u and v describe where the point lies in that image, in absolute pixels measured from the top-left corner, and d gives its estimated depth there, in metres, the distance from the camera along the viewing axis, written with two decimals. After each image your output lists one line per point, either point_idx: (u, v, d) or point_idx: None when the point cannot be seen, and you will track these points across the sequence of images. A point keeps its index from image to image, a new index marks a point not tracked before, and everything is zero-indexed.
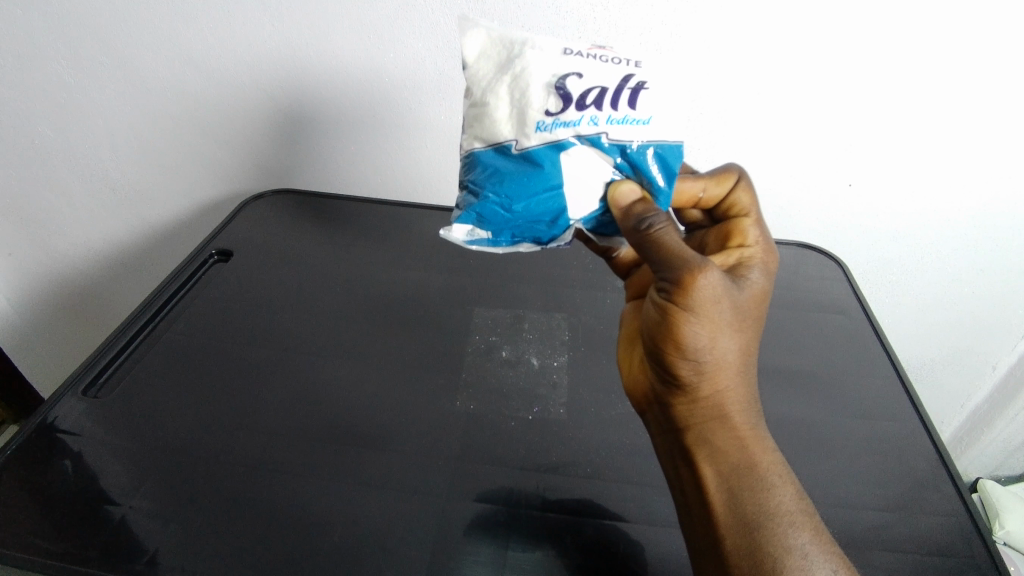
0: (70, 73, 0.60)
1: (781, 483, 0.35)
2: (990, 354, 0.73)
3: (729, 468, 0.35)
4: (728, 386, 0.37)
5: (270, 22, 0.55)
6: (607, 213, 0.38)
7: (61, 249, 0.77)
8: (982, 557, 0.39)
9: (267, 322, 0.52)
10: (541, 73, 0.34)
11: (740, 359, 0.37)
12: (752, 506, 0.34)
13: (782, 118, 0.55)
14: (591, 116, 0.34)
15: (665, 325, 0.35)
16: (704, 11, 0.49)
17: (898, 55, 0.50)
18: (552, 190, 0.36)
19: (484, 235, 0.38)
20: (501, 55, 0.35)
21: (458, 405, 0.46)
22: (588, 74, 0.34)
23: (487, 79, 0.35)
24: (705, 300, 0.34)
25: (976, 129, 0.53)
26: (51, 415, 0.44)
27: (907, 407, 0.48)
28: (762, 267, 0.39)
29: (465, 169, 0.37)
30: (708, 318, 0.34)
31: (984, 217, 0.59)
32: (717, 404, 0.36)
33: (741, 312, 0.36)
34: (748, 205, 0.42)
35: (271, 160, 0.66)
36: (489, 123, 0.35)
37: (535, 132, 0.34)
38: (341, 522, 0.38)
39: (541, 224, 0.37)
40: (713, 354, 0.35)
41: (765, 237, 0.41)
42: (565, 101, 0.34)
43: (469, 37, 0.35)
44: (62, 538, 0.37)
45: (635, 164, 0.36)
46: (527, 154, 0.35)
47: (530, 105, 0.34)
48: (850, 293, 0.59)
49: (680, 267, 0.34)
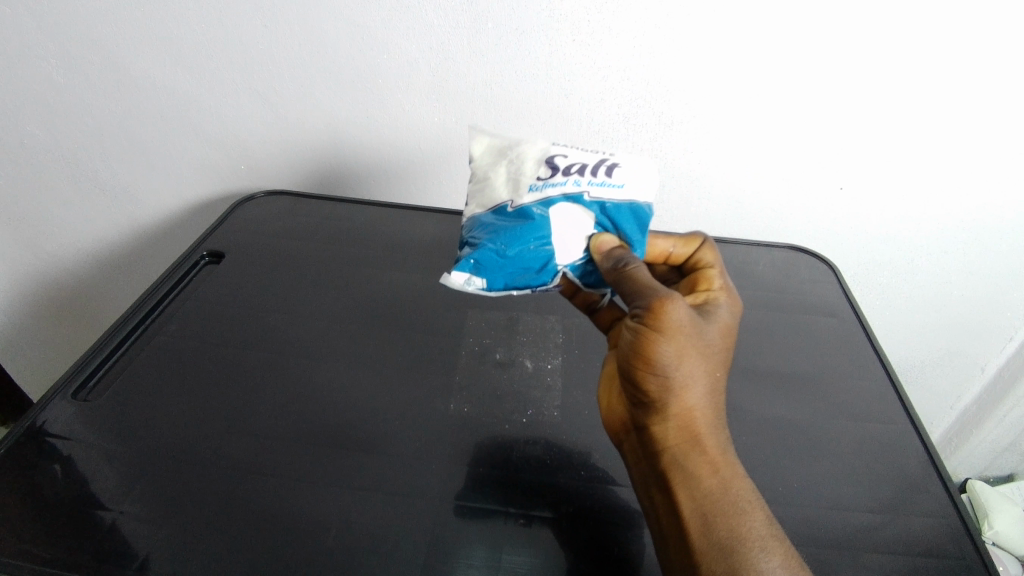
0: (59, 72, 0.60)
1: (751, 508, 0.35)
2: (979, 357, 0.74)
3: (703, 494, 0.35)
4: (701, 412, 0.37)
5: (262, 23, 0.55)
6: (590, 263, 0.42)
7: (50, 250, 0.76)
8: (972, 559, 0.39)
9: (260, 324, 0.52)
10: (533, 154, 0.41)
11: (711, 388, 0.38)
12: (725, 532, 0.34)
13: (774, 122, 0.56)
14: (574, 180, 0.39)
15: (638, 348, 0.37)
16: (696, 15, 0.50)
17: (886, 62, 0.50)
18: (542, 240, 0.39)
19: (480, 282, 0.40)
20: (501, 144, 0.43)
21: (452, 408, 0.45)
22: (572, 154, 0.40)
23: (490, 163, 0.43)
24: (674, 326, 0.37)
25: (963, 135, 0.54)
26: (41, 419, 0.43)
27: (898, 410, 0.48)
28: (728, 304, 0.42)
29: (467, 231, 0.42)
30: (677, 342, 0.37)
31: (972, 222, 0.60)
32: (690, 427, 0.37)
33: (710, 344, 0.39)
34: (712, 260, 0.45)
35: (263, 161, 0.66)
36: (490, 191, 0.42)
37: (527, 192, 0.40)
38: (334, 526, 0.38)
39: (531, 271, 0.40)
40: (685, 379, 0.37)
41: (729, 285, 0.44)
42: (552, 170, 0.40)
43: (475, 139, 0.44)
44: (52, 543, 0.36)
45: (614, 219, 0.40)
46: (520, 210, 0.40)
47: (523, 174, 0.41)
48: (841, 296, 0.59)
49: (650, 295, 0.37)
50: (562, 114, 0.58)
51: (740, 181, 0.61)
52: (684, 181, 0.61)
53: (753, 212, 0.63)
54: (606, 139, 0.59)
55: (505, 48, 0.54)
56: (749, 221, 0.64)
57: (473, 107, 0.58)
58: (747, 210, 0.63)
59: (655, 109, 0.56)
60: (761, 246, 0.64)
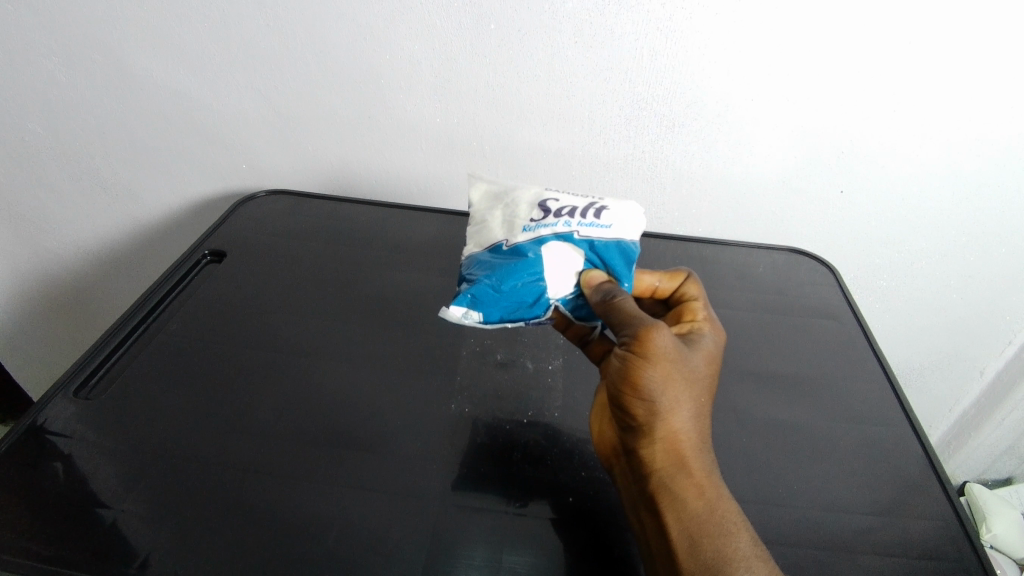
0: (62, 70, 0.60)
1: (737, 529, 0.34)
2: (978, 361, 0.74)
3: (690, 516, 0.35)
4: (687, 436, 0.37)
5: (265, 22, 0.55)
6: (580, 296, 0.42)
7: (50, 247, 0.76)
8: (971, 561, 0.40)
9: (261, 324, 0.52)
10: (527, 199, 0.43)
11: (697, 413, 0.38)
12: (712, 552, 0.33)
13: (774, 126, 0.56)
14: (565, 220, 0.41)
15: (625, 375, 0.37)
16: (697, 17, 0.50)
17: (887, 66, 0.51)
18: (535, 275, 0.40)
19: (477, 316, 0.40)
20: (497, 191, 0.45)
21: (453, 408, 0.45)
22: (563, 199, 0.43)
23: (487, 208, 0.45)
24: (660, 353, 0.37)
25: (960, 140, 0.54)
26: (42, 417, 0.43)
27: (897, 412, 0.49)
28: (713, 333, 0.42)
29: (465, 269, 0.42)
30: (663, 369, 0.37)
31: (972, 225, 0.60)
32: (676, 452, 0.37)
33: (696, 370, 0.39)
34: (696, 293, 0.45)
35: (264, 160, 0.66)
36: (487, 232, 0.43)
37: (521, 231, 0.41)
38: (334, 525, 0.38)
39: (526, 304, 0.40)
40: (670, 404, 0.37)
41: (713, 316, 0.44)
42: (545, 212, 0.42)
43: (474, 187, 0.47)
44: (53, 542, 0.36)
45: (603, 257, 0.41)
46: (515, 248, 0.41)
47: (518, 216, 0.42)
48: (841, 298, 0.59)
49: (636, 324, 0.37)
50: (564, 115, 0.58)
51: (741, 183, 0.61)
52: (684, 182, 0.61)
53: (754, 214, 0.63)
54: (608, 140, 0.59)
55: (507, 48, 0.54)
56: (750, 223, 0.64)
57: (475, 107, 0.59)
58: (747, 212, 0.63)
59: (656, 110, 0.56)
60: (761, 249, 0.64)
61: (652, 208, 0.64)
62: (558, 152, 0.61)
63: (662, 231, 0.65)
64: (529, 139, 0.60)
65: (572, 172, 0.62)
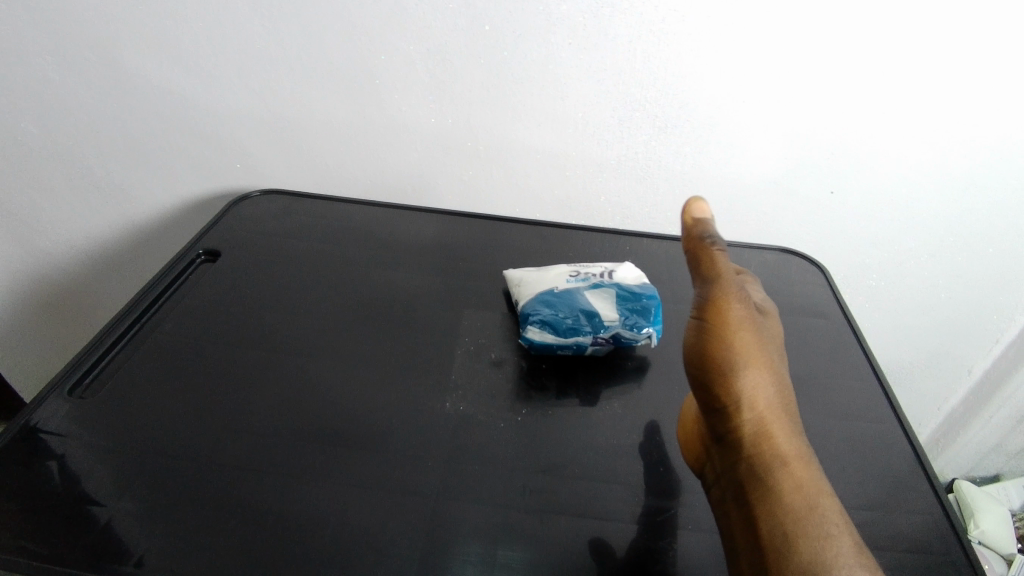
0: (56, 70, 0.60)
1: (832, 518, 0.34)
2: (967, 360, 0.75)
3: (783, 504, 0.34)
4: (771, 417, 0.37)
5: (261, 22, 0.55)
6: None
7: (43, 248, 0.75)
8: (958, 555, 0.40)
9: (256, 323, 0.52)
10: None
11: (778, 391, 0.39)
12: (811, 538, 0.33)
13: (766, 127, 0.57)
14: None
15: (707, 349, 0.38)
16: (689, 21, 0.51)
17: (874, 68, 0.51)
18: None
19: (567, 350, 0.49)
20: None
21: (448, 406, 0.46)
22: None
23: None
24: (736, 322, 0.37)
25: (947, 142, 0.55)
26: (36, 417, 0.43)
27: (885, 409, 0.49)
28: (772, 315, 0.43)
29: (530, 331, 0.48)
30: (740, 341, 0.37)
31: (959, 225, 0.61)
32: (764, 431, 0.37)
33: (768, 347, 0.39)
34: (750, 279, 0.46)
35: (259, 160, 0.66)
36: None
37: None
38: (329, 523, 0.38)
39: None
40: (750, 379, 0.37)
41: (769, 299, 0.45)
42: None
43: None
44: (48, 541, 0.36)
45: None
46: None
47: None
48: (832, 298, 0.60)
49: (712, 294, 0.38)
50: (558, 116, 0.58)
51: (733, 184, 0.61)
52: (677, 183, 0.62)
53: (745, 213, 0.64)
54: (601, 142, 0.60)
55: (501, 49, 0.55)
56: (742, 223, 0.65)
57: (470, 108, 0.59)
58: (740, 213, 0.64)
59: (650, 112, 0.57)
60: (752, 249, 0.64)
61: (645, 209, 0.65)
62: (553, 152, 0.61)
63: (656, 231, 0.66)
64: (524, 140, 0.61)
65: (566, 173, 0.63)
